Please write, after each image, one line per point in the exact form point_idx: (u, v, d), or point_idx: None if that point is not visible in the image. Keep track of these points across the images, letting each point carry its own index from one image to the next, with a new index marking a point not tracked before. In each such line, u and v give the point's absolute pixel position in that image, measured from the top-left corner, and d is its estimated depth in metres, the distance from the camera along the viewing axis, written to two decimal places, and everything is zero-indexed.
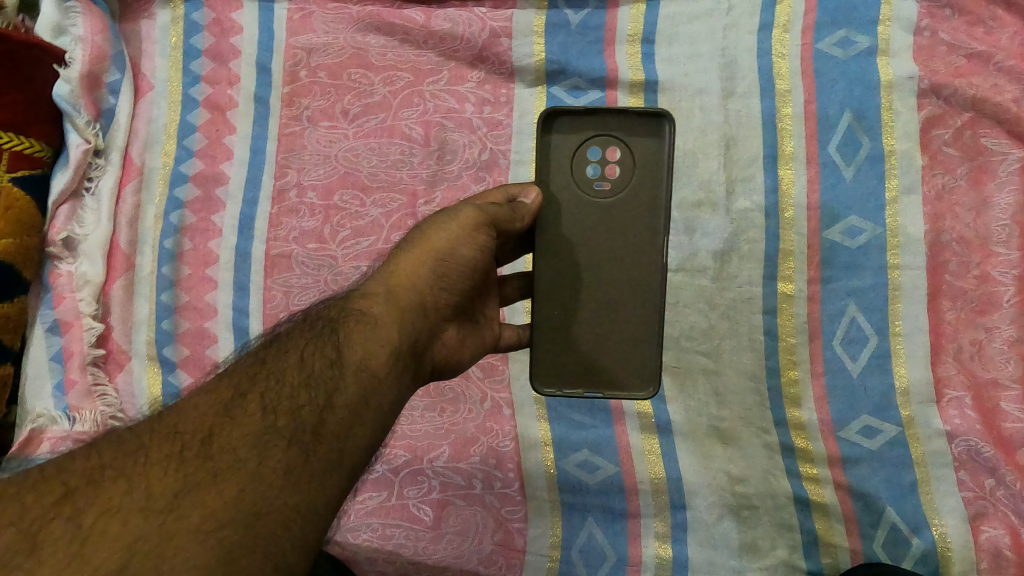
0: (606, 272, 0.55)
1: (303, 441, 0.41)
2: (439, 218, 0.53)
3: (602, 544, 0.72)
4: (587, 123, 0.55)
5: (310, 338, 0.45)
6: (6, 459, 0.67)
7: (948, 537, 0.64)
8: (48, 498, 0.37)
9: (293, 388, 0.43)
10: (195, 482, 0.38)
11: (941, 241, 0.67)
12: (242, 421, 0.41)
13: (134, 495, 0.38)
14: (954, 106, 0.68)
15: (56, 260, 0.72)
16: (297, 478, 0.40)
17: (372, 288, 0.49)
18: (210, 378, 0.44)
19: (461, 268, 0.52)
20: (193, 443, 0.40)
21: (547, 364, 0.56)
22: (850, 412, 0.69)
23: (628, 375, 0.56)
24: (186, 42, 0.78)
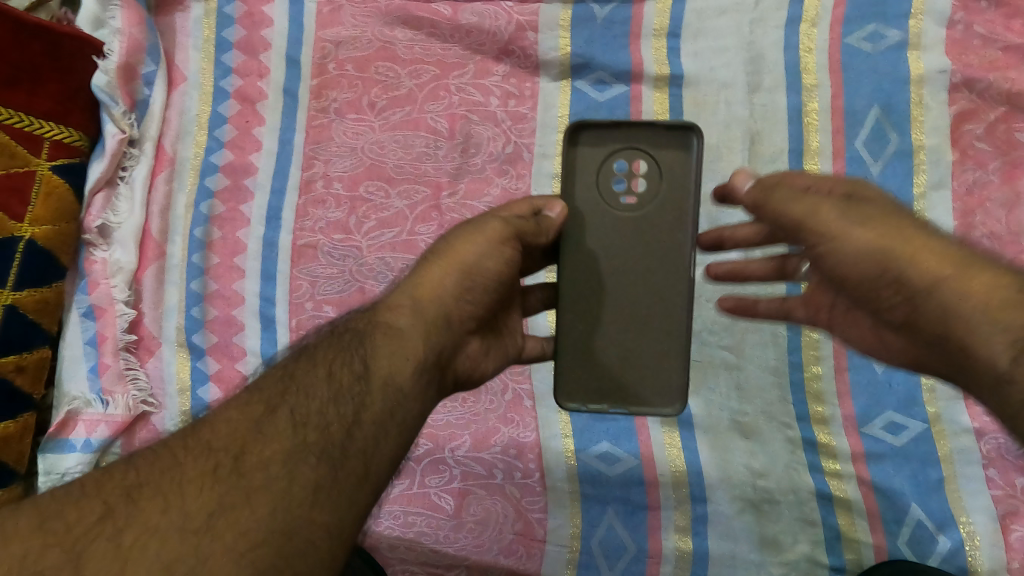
0: (631, 289, 0.55)
1: (332, 458, 0.41)
2: (466, 231, 0.53)
3: (622, 536, 0.72)
4: (613, 137, 0.55)
5: (338, 353, 0.46)
6: (43, 441, 0.69)
7: (976, 534, 0.64)
8: (87, 517, 0.38)
9: (321, 404, 0.43)
10: (229, 502, 0.39)
11: (971, 237, 0.67)
12: (273, 438, 0.41)
13: (170, 515, 0.38)
14: (987, 101, 0.68)
15: (91, 247, 0.73)
16: (326, 498, 0.40)
17: (397, 301, 0.49)
18: (241, 392, 0.44)
19: (487, 282, 0.51)
20: (225, 461, 0.40)
21: (572, 380, 0.56)
22: (874, 408, 0.69)
23: (654, 393, 0.56)
24: (219, 34, 0.79)
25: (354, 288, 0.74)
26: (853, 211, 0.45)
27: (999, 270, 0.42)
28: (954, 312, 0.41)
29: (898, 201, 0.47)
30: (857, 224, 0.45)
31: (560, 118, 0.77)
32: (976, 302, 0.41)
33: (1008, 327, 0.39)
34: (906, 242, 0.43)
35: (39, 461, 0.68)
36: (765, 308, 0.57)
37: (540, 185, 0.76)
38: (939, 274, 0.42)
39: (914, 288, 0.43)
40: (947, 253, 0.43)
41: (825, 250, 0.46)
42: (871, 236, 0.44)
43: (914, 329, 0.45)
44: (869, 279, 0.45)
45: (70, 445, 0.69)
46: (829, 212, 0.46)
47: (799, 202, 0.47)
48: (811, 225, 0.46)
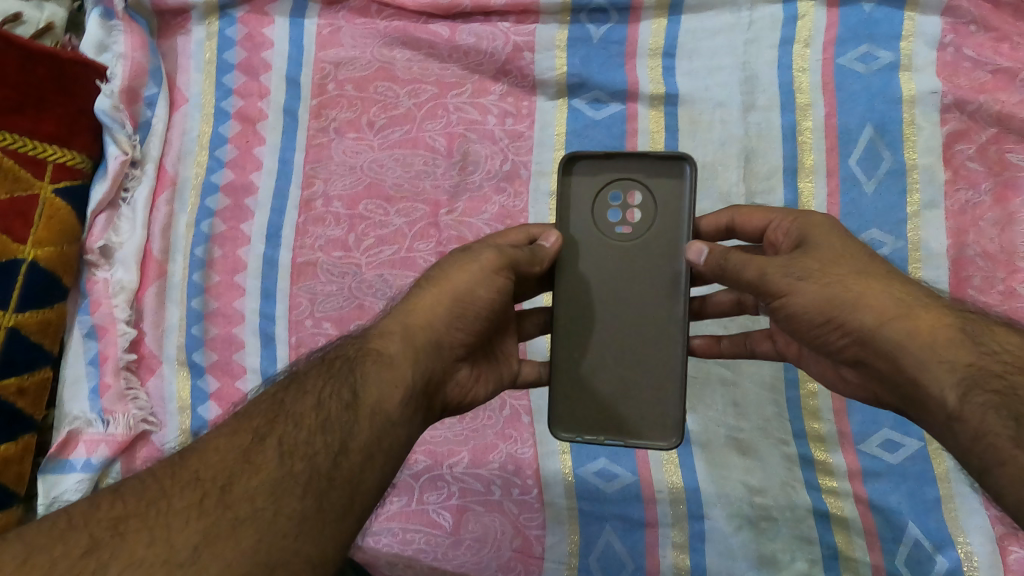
0: (623, 316, 0.57)
1: (318, 488, 0.42)
2: (460, 260, 0.55)
3: (620, 553, 0.72)
4: (608, 167, 0.57)
5: (328, 379, 0.47)
6: (44, 461, 0.69)
7: (974, 555, 0.64)
8: (72, 551, 0.38)
9: (309, 432, 0.44)
10: (214, 534, 0.39)
11: (964, 255, 0.67)
12: (261, 467, 0.42)
13: (156, 549, 0.38)
14: (978, 122, 0.69)
15: (93, 268, 0.74)
16: (311, 528, 0.41)
17: (388, 327, 0.51)
18: (231, 420, 0.45)
19: (478, 311, 0.54)
20: (213, 491, 0.41)
21: (565, 409, 0.57)
22: (871, 426, 0.69)
23: (647, 425, 0.56)
24: (220, 56, 0.80)
25: (353, 304, 0.75)
26: (800, 265, 0.51)
27: (934, 307, 0.47)
28: (902, 349, 0.46)
29: (849, 237, 0.52)
30: (803, 280, 0.50)
31: (558, 136, 0.78)
32: (921, 340, 0.46)
33: (950, 360, 0.45)
34: (851, 290, 0.48)
35: (40, 482, 0.69)
36: (727, 346, 0.65)
37: (537, 202, 0.76)
38: (881, 316, 0.47)
39: (862, 331, 0.48)
40: (888, 296, 0.48)
41: (780, 303, 0.51)
42: (819, 288, 0.49)
43: (866, 364, 0.50)
44: (819, 325, 0.50)
45: (71, 465, 0.69)
46: (778, 270, 0.51)
47: (754, 264, 0.52)
48: (767, 283, 0.51)
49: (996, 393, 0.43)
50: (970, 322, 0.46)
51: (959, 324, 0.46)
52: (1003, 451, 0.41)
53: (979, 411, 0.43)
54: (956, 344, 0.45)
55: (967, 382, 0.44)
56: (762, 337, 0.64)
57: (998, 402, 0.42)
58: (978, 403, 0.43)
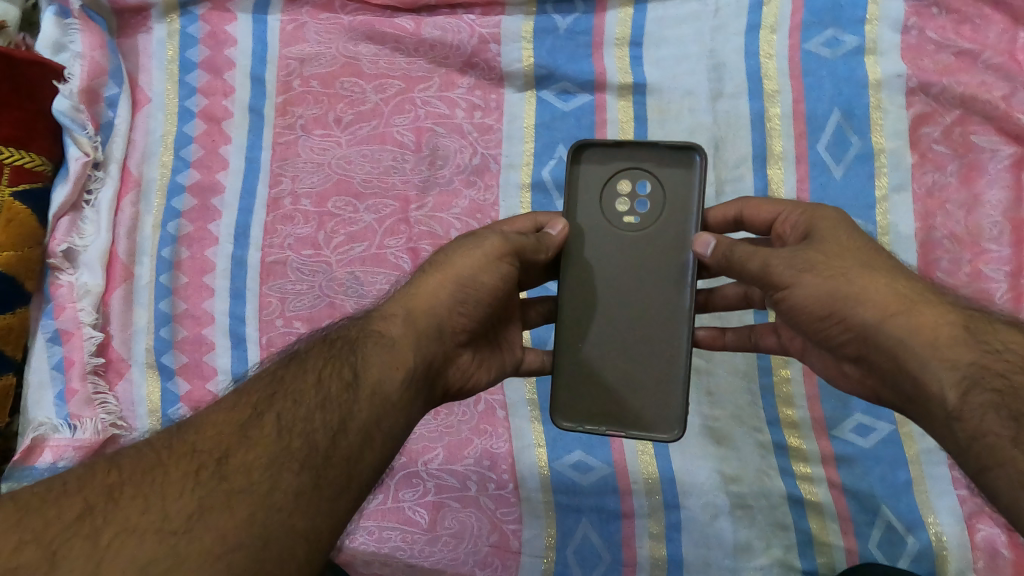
0: (627, 301, 0.56)
1: (315, 464, 0.41)
2: (464, 245, 0.54)
3: (597, 545, 0.72)
4: (618, 157, 0.57)
5: (327, 359, 0.46)
6: (8, 468, 0.68)
7: (944, 535, 0.64)
8: (66, 515, 0.37)
9: (309, 410, 0.44)
10: (209, 505, 0.38)
11: (932, 238, 0.67)
12: (258, 441, 0.41)
13: (150, 516, 0.37)
14: (943, 104, 0.69)
15: (57, 271, 0.73)
16: (308, 503, 0.40)
17: (391, 310, 0.50)
18: (230, 394, 0.45)
19: (482, 295, 0.53)
20: (210, 462, 0.40)
21: (569, 397, 0.57)
22: (843, 411, 0.69)
23: (653, 412, 0.55)
24: (182, 55, 0.79)
25: (324, 303, 0.74)
26: (804, 257, 0.50)
27: (938, 304, 0.47)
28: (903, 346, 0.46)
29: (856, 229, 0.52)
30: (806, 272, 0.50)
31: (527, 128, 0.77)
32: (923, 337, 0.46)
33: (951, 359, 0.44)
34: (854, 283, 0.48)
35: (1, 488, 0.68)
36: (732, 338, 0.64)
37: (508, 195, 0.76)
38: (884, 312, 0.47)
39: (863, 327, 0.48)
40: (892, 291, 0.48)
41: (782, 295, 0.51)
42: (823, 281, 0.49)
43: (867, 360, 0.49)
44: (820, 317, 0.50)
45: (34, 471, 0.68)
46: (782, 262, 0.50)
47: (759, 255, 0.51)
48: (770, 276, 0.51)
49: (997, 393, 0.43)
50: (973, 320, 0.46)
51: (961, 322, 0.46)
52: (1003, 453, 0.41)
53: (978, 411, 0.43)
54: (958, 343, 0.45)
55: (968, 381, 0.44)
56: (766, 330, 0.62)
57: (998, 402, 0.42)
58: (977, 404, 0.43)
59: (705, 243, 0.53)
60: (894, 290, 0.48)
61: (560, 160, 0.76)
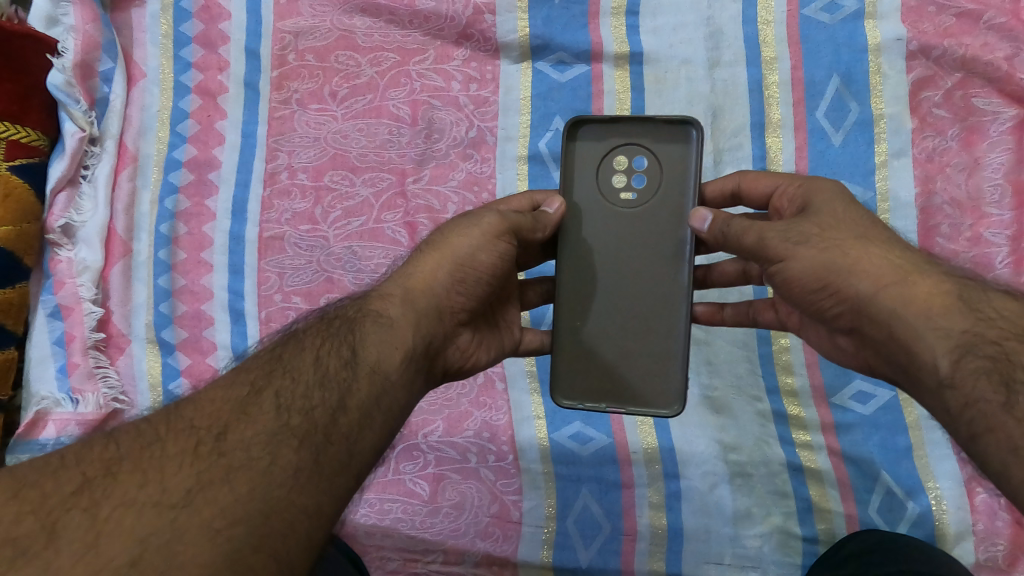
0: (627, 280, 0.56)
1: (314, 442, 0.41)
2: (461, 224, 0.53)
3: (597, 514, 0.73)
4: (613, 133, 0.56)
5: (326, 338, 0.46)
6: (12, 441, 0.69)
7: (943, 499, 0.65)
8: (64, 489, 0.37)
9: (308, 387, 0.43)
10: (207, 480, 0.38)
11: (932, 203, 0.67)
12: (257, 418, 0.41)
13: (148, 490, 0.37)
14: (944, 67, 0.68)
15: (55, 247, 0.73)
16: (308, 481, 0.39)
17: (389, 289, 0.50)
18: (228, 373, 0.45)
19: (481, 275, 0.52)
20: (208, 439, 0.40)
21: (568, 376, 0.57)
22: (843, 378, 0.69)
23: (653, 391, 0.55)
24: (176, 29, 0.79)
25: (322, 278, 0.74)
26: (799, 230, 0.49)
27: (932, 274, 0.46)
28: (898, 316, 0.45)
29: (855, 203, 0.50)
30: (802, 245, 0.48)
31: (523, 100, 0.77)
32: (917, 307, 0.44)
33: (945, 327, 0.43)
34: (849, 255, 0.47)
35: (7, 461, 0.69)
36: (730, 314, 0.63)
37: (504, 168, 0.75)
38: (879, 284, 0.46)
39: (857, 298, 0.47)
40: (887, 262, 0.46)
41: (777, 268, 0.50)
42: (818, 253, 0.48)
43: (861, 332, 0.48)
44: (814, 291, 0.49)
45: (38, 443, 0.69)
46: (778, 235, 0.49)
47: (754, 229, 0.50)
48: (766, 249, 0.50)
49: (990, 359, 0.42)
50: (967, 289, 0.45)
51: (956, 291, 0.45)
52: (992, 418, 0.41)
53: (971, 378, 0.42)
54: (951, 311, 0.44)
55: (961, 349, 0.42)
56: (765, 305, 0.61)
57: (990, 368, 0.42)
58: (970, 370, 0.42)
59: (701, 217, 0.52)
60: (891, 261, 0.47)
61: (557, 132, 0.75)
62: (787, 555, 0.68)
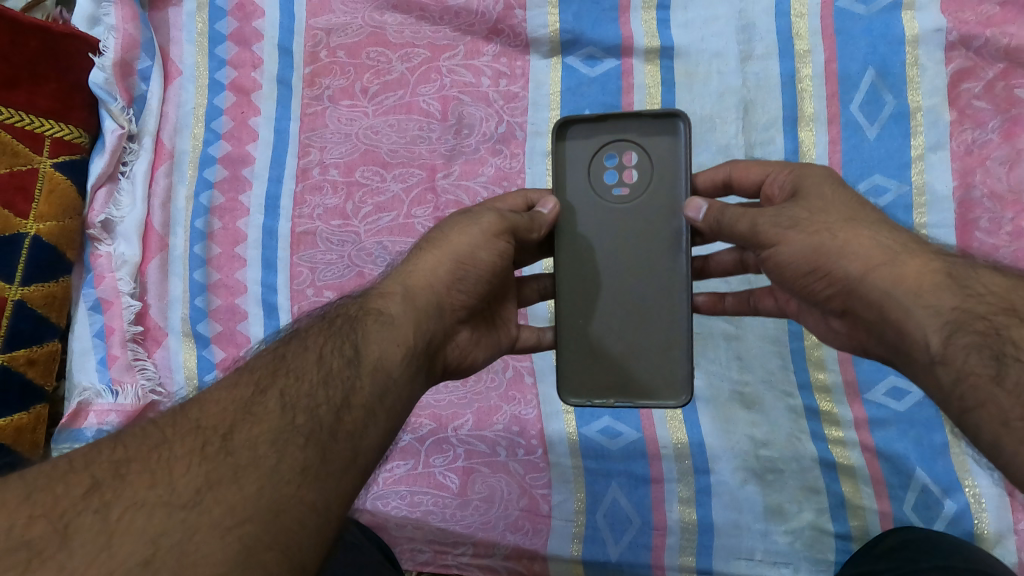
0: (635, 274, 0.54)
1: (320, 440, 0.38)
2: (460, 222, 0.52)
3: (627, 509, 0.73)
4: (601, 130, 0.55)
5: (328, 336, 0.44)
6: (56, 431, 0.71)
7: (982, 497, 0.64)
8: (73, 491, 0.34)
9: (311, 386, 0.41)
10: (217, 479, 0.35)
11: (970, 197, 0.66)
12: (262, 418, 0.38)
13: (158, 490, 0.34)
14: (985, 58, 0.67)
15: (95, 242, 0.75)
16: (315, 478, 0.37)
17: (388, 287, 0.48)
18: (231, 373, 0.42)
19: (482, 273, 0.51)
20: (215, 438, 0.37)
21: (576, 373, 0.56)
22: (877, 373, 0.68)
23: (660, 384, 0.54)
24: (211, 27, 0.81)
25: (353, 273, 0.75)
26: (788, 216, 0.48)
27: (921, 253, 0.45)
28: (888, 296, 0.44)
29: (843, 185, 0.50)
30: (792, 229, 0.48)
31: (552, 95, 0.77)
32: (907, 286, 0.44)
33: (934, 305, 0.43)
34: (837, 238, 0.46)
35: (52, 450, 0.71)
36: (731, 304, 0.62)
37: (533, 163, 0.76)
38: (868, 264, 0.45)
39: (847, 279, 0.46)
40: (875, 243, 0.46)
41: (768, 254, 0.49)
42: (807, 237, 0.47)
43: (853, 313, 0.48)
44: (805, 275, 0.48)
45: (81, 434, 0.71)
46: (768, 221, 0.49)
47: (747, 217, 0.49)
48: (758, 235, 0.49)
49: (980, 335, 0.41)
50: (956, 266, 0.44)
51: (945, 269, 0.44)
52: (982, 392, 0.40)
53: (961, 353, 0.41)
54: (940, 288, 0.43)
55: (951, 325, 0.42)
56: (765, 292, 0.60)
57: (981, 343, 0.40)
58: (961, 346, 0.41)
59: (694, 208, 0.52)
60: (883, 244, 0.46)
61: None
62: (819, 552, 0.68)
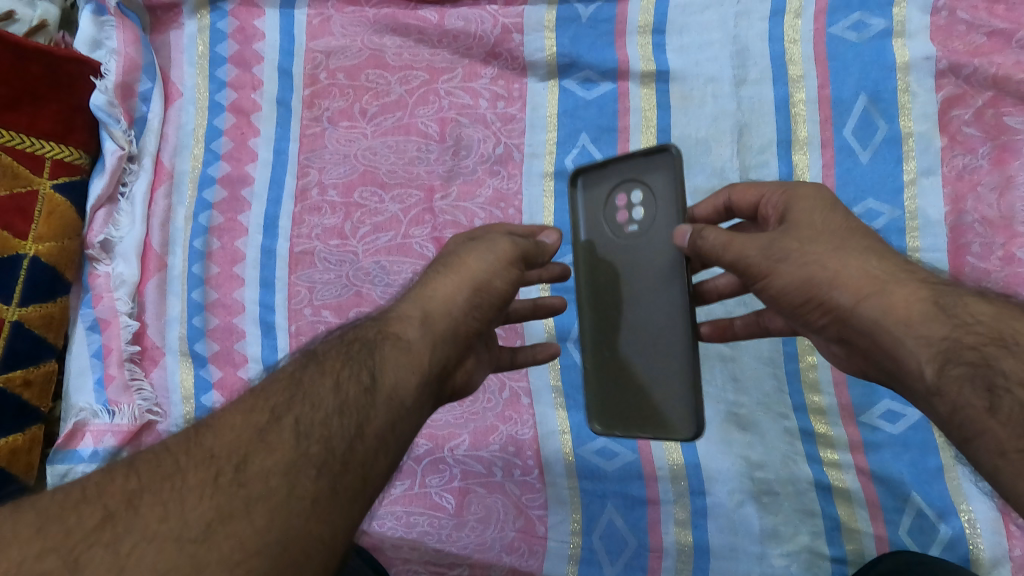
0: (648, 298, 0.54)
1: (332, 470, 0.38)
2: (477, 246, 0.51)
3: (622, 530, 0.73)
4: (605, 177, 0.56)
5: (346, 362, 0.43)
6: (52, 453, 0.71)
7: (977, 522, 0.63)
8: (86, 524, 0.34)
9: (327, 414, 0.40)
10: (228, 512, 0.34)
11: (963, 222, 0.66)
12: (276, 446, 0.38)
13: (169, 524, 0.34)
14: (975, 86, 0.68)
15: (95, 262, 0.76)
16: (324, 510, 0.36)
17: (406, 311, 0.47)
18: (247, 395, 0.41)
19: (495, 301, 0.50)
20: (228, 469, 0.36)
21: (599, 400, 0.57)
22: (871, 397, 0.68)
23: (672, 410, 0.53)
24: (212, 50, 0.82)
25: (351, 292, 0.75)
26: (779, 247, 0.48)
27: (909, 281, 0.45)
28: (879, 326, 0.45)
29: (834, 209, 0.49)
30: (782, 262, 0.48)
31: (549, 117, 0.78)
32: (897, 316, 0.44)
33: (925, 335, 0.43)
34: (829, 268, 0.46)
35: (47, 471, 0.70)
36: (742, 325, 0.62)
37: (531, 184, 0.76)
38: (858, 295, 0.45)
39: (840, 309, 0.46)
40: (864, 272, 0.46)
41: (762, 285, 0.50)
42: (798, 268, 0.47)
43: (849, 342, 0.48)
44: (800, 305, 0.48)
45: (77, 455, 0.71)
46: (758, 254, 0.49)
47: (733, 248, 0.49)
48: (747, 267, 0.50)
49: (971, 366, 0.41)
50: (943, 293, 0.44)
51: (933, 297, 0.44)
52: (979, 423, 0.39)
53: (955, 384, 0.41)
54: (928, 317, 0.43)
55: (943, 355, 0.42)
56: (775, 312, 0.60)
57: (973, 373, 0.41)
58: (954, 377, 0.41)
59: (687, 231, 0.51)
60: (874, 275, 0.45)
61: (583, 149, 0.76)
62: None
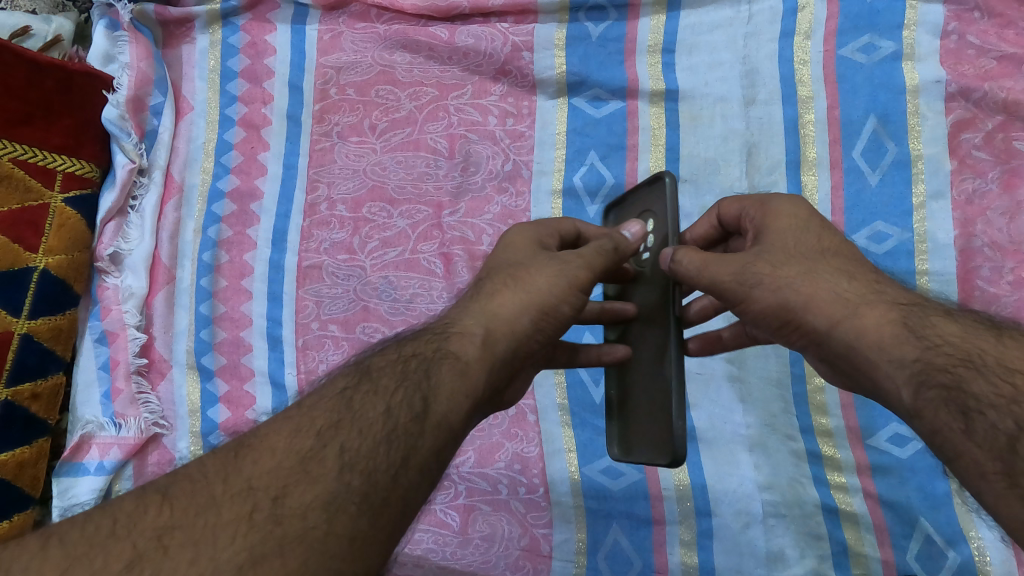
0: (652, 328, 0.54)
1: (372, 506, 0.37)
2: (548, 265, 0.51)
3: (628, 550, 0.72)
4: (625, 212, 0.59)
5: (401, 382, 0.43)
6: (57, 465, 0.71)
7: (986, 550, 0.63)
8: (114, 563, 0.34)
9: (374, 443, 0.39)
10: (261, 553, 0.34)
11: (972, 245, 0.66)
12: (317, 478, 0.37)
13: (199, 566, 0.33)
14: (984, 110, 0.68)
15: (103, 274, 0.76)
16: (361, 549, 0.36)
17: (461, 331, 0.47)
18: (296, 412, 0.41)
19: (559, 325, 0.50)
20: (265, 503, 0.36)
21: (616, 430, 0.57)
22: (879, 420, 0.68)
23: (661, 438, 0.50)
24: (224, 64, 0.83)
25: (358, 307, 0.75)
26: (752, 272, 0.48)
27: (878, 303, 0.45)
28: (854, 350, 0.44)
29: (805, 230, 0.49)
30: (756, 287, 0.48)
31: (559, 135, 0.78)
32: (869, 339, 0.43)
33: (898, 357, 0.42)
34: (800, 293, 0.46)
35: (53, 485, 0.70)
36: (730, 339, 0.60)
37: (539, 202, 0.76)
38: (832, 318, 0.45)
39: (816, 333, 0.46)
40: (834, 295, 0.45)
41: (739, 308, 0.50)
42: (771, 293, 0.47)
43: (833, 363, 0.47)
44: (778, 327, 0.48)
45: (83, 467, 0.71)
46: (732, 279, 0.49)
47: (706, 275, 0.49)
48: (723, 291, 0.49)
49: (945, 388, 0.39)
50: (910, 313, 0.44)
51: (901, 318, 0.43)
52: (957, 444, 0.38)
53: (931, 408, 0.40)
54: (900, 340, 0.42)
55: (916, 379, 0.41)
56: None
57: (946, 397, 0.39)
58: (928, 400, 0.40)
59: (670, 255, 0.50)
60: (849, 299, 0.45)
61: (591, 167, 0.76)
62: None
